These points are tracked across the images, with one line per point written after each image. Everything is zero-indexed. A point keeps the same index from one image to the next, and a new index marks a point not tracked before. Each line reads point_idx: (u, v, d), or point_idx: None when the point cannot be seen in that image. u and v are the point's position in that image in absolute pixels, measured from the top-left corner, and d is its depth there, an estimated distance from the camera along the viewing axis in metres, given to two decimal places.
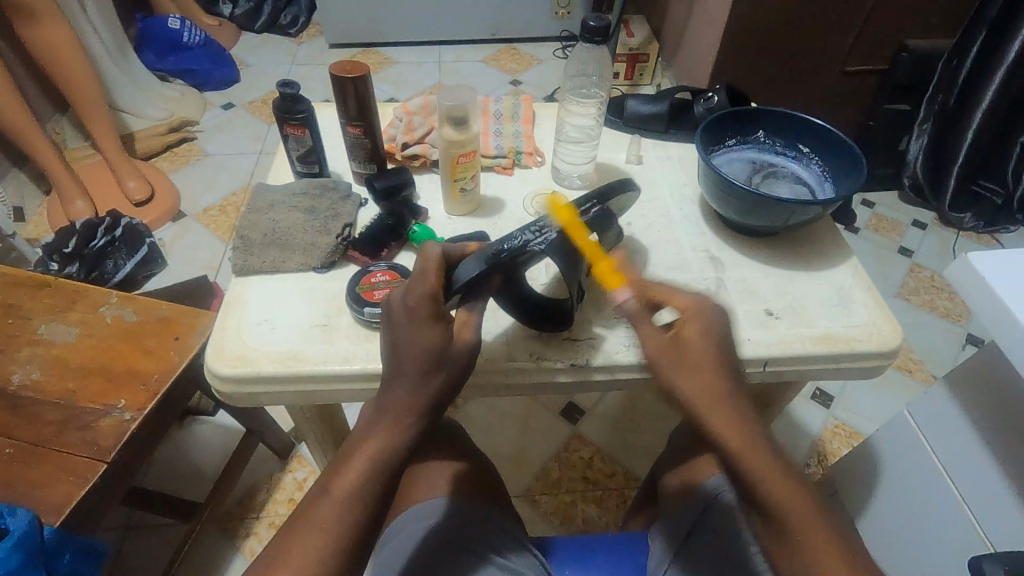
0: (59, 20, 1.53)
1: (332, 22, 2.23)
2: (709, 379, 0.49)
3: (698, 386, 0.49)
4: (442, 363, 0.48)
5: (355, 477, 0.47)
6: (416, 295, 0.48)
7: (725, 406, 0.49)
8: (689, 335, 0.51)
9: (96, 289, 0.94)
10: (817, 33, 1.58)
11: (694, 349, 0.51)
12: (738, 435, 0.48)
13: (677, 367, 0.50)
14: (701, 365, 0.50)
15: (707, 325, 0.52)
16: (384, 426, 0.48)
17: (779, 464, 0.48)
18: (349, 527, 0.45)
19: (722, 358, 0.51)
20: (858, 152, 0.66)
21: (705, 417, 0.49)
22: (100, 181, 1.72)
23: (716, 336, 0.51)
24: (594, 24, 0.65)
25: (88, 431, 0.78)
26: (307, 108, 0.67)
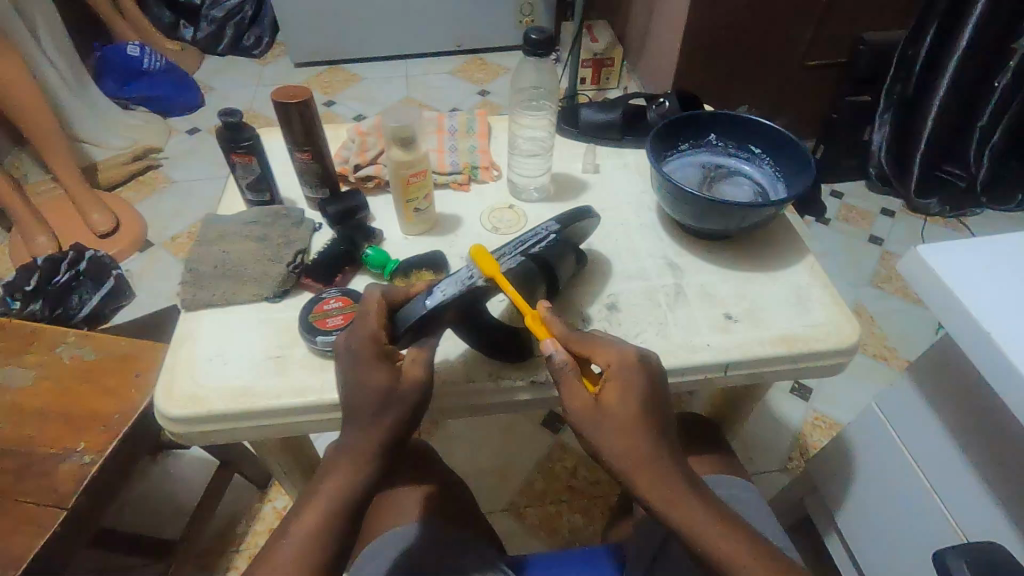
0: (12, 54, 1.50)
1: (295, 40, 2.21)
2: (628, 439, 0.48)
3: (619, 444, 0.48)
4: (392, 404, 0.48)
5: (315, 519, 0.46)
6: (361, 338, 0.49)
7: (648, 467, 0.48)
8: (611, 395, 0.49)
9: (53, 329, 0.91)
10: (774, 31, 1.60)
11: (615, 411, 0.49)
12: (660, 492, 0.48)
13: (597, 426, 0.49)
14: (621, 426, 0.49)
15: (629, 383, 0.50)
16: (340, 468, 0.47)
17: (705, 514, 0.48)
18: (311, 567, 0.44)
19: (647, 414, 0.49)
20: (808, 151, 0.66)
21: (626, 471, 0.49)
22: (62, 214, 1.68)
23: (640, 392, 0.49)
24: (536, 37, 0.65)
25: (46, 478, 0.75)
26: (252, 136, 0.66)
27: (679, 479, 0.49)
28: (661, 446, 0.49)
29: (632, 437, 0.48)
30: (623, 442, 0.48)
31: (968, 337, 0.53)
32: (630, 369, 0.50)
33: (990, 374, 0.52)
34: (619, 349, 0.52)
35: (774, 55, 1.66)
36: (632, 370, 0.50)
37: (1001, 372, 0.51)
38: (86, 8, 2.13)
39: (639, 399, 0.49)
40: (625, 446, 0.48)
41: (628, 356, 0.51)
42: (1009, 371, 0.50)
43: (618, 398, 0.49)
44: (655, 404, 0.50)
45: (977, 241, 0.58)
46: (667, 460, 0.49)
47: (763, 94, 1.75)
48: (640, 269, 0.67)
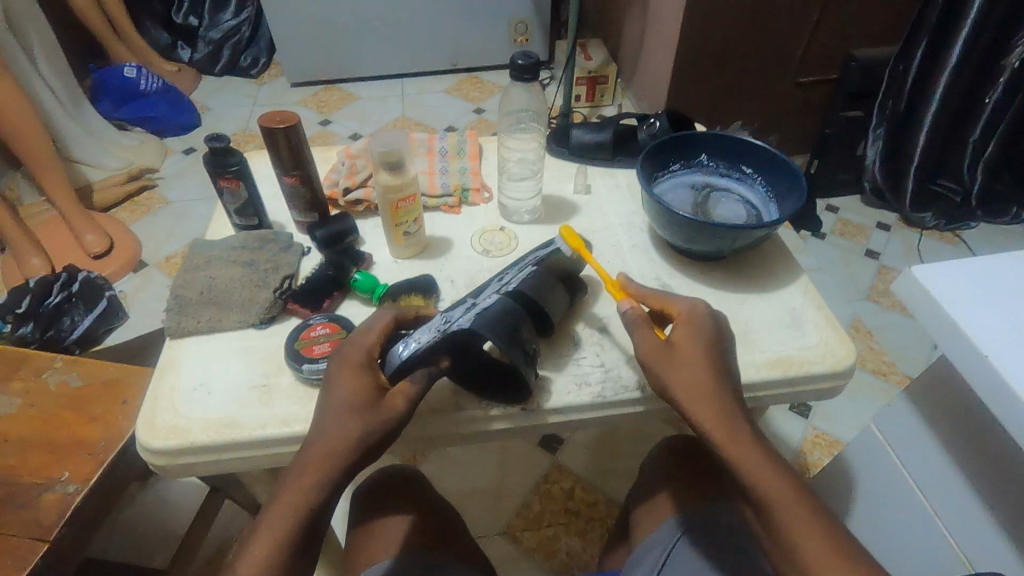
0: (7, 76, 1.50)
1: (291, 61, 2.23)
2: (694, 375, 0.51)
3: (684, 376, 0.51)
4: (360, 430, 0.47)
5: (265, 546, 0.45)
6: (360, 349, 0.51)
7: (716, 398, 0.50)
8: (680, 338, 0.53)
9: (39, 355, 0.90)
10: (765, 48, 1.61)
11: (685, 349, 0.52)
12: (716, 423, 0.49)
13: (664, 366, 0.52)
14: (691, 363, 0.52)
15: (695, 328, 0.54)
16: (296, 495, 0.46)
17: (763, 452, 0.49)
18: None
19: (714, 353, 0.52)
20: (799, 170, 0.66)
21: (688, 406, 0.50)
22: (56, 236, 1.67)
23: (708, 339, 0.53)
24: (523, 62, 0.65)
25: (29, 509, 0.73)
26: (240, 161, 0.66)
27: (737, 417, 0.50)
28: (725, 380, 0.51)
29: (696, 369, 0.51)
30: (688, 374, 0.51)
31: (962, 359, 0.53)
32: (698, 318, 0.55)
33: (984, 395, 0.51)
34: (691, 304, 0.56)
35: (767, 72, 1.67)
36: (701, 320, 0.54)
37: (997, 392, 0.50)
38: (83, 30, 2.14)
39: (705, 343, 0.53)
40: (689, 379, 0.51)
41: (698, 309, 0.55)
42: (1011, 397, 0.49)
43: (682, 341, 0.53)
44: (720, 344, 0.53)
45: (970, 263, 0.57)
46: (731, 401, 0.51)
47: (756, 109, 1.76)
48: None
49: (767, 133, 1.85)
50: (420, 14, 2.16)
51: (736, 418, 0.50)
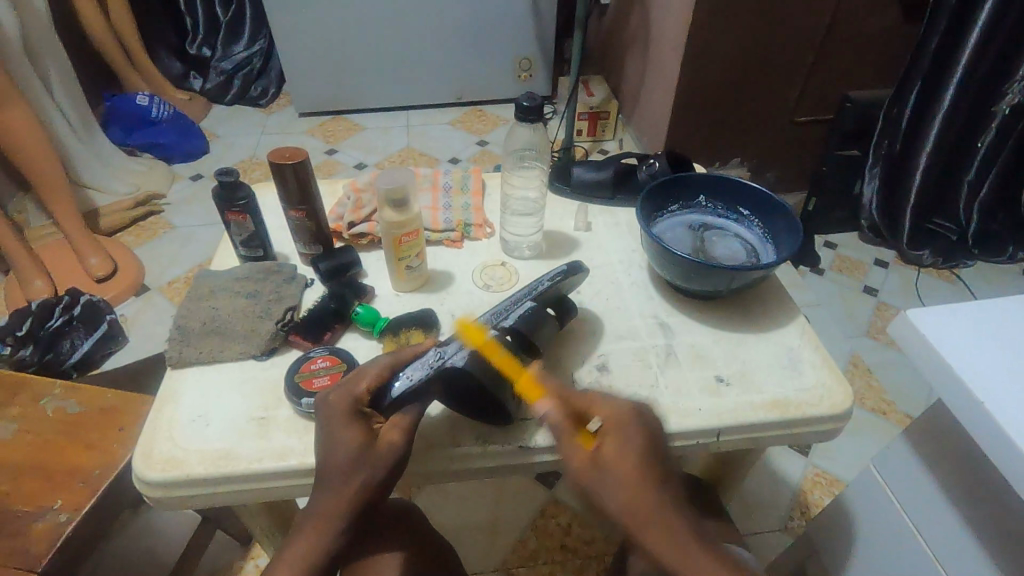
0: (22, 103, 1.53)
1: (300, 92, 2.28)
2: (634, 493, 0.46)
3: (624, 494, 0.46)
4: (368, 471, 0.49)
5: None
6: (348, 397, 0.51)
7: (663, 521, 0.46)
8: (609, 449, 0.48)
9: (38, 380, 0.90)
10: (762, 89, 1.66)
11: (618, 466, 0.47)
12: (673, 548, 0.45)
13: (599, 480, 0.47)
14: (625, 480, 0.47)
15: (626, 434, 0.49)
16: (303, 542, 0.47)
17: (729, 573, 0.44)
18: None
19: (647, 462, 0.48)
20: (795, 213, 0.67)
21: (634, 529, 0.46)
22: (60, 259, 1.69)
23: (636, 442, 0.49)
24: (527, 104, 0.67)
25: (19, 538, 0.73)
26: (248, 195, 0.67)
27: (691, 534, 0.46)
28: (666, 492, 0.47)
29: (634, 483, 0.47)
30: (627, 488, 0.46)
31: (958, 402, 0.53)
32: (627, 421, 0.51)
33: (980, 440, 0.51)
34: (612, 404, 0.52)
35: (764, 112, 1.71)
36: (631, 425, 0.51)
37: (991, 437, 0.50)
38: (99, 60, 2.21)
39: (635, 449, 0.48)
40: (630, 493, 0.46)
41: (622, 408, 0.52)
42: (1007, 443, 0.49)
43: (614, 451, 0.48)
44: (653, 449, 0.49)
45: (962, 306, 0.58)
46: (674, 512, 0.46)
47: (754, 147, 1.80)
48: (631, 329, 0.66)
49: (765, 170, 1.88)
50: (428, 49, 2.22)
51: (690, 536, 0.46)
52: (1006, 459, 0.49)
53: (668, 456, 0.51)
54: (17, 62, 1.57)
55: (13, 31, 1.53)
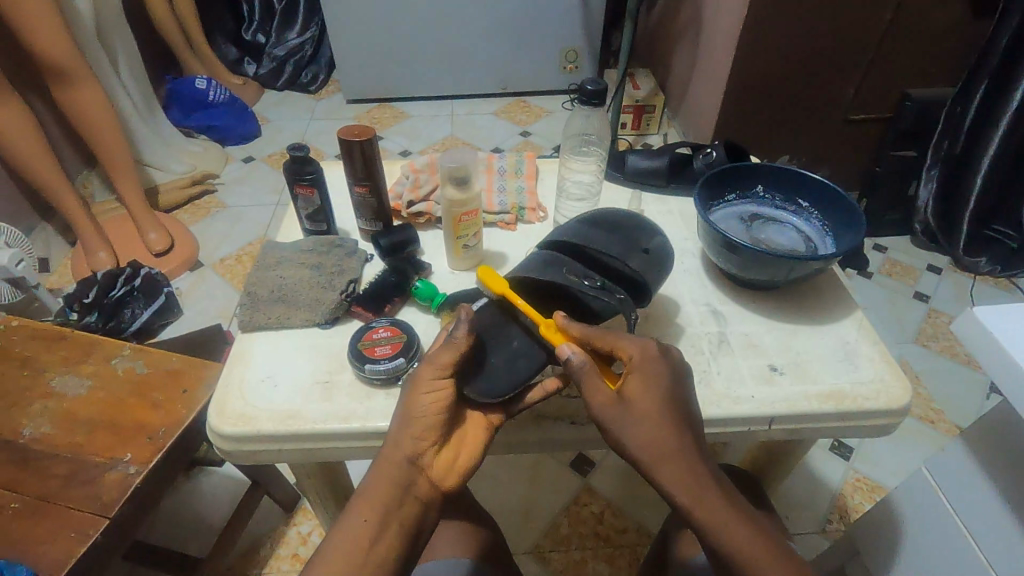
0: (93, 82, 1.60)
1: (349, 79, 2.33)
2: (655, 429, 0.47)
3: (645, 436, 0.47)
4: (411, 404, 0.51)
5: (345, 547, 0.45)
6: (405, 358, 0.54)
7: (678, 460, 0.47)
8: (635, 387, 0.48)
9: (109, 341, 0.96)
10: (817, 84, 1.62)
11: (640, 404, 0.47)
12: (686, 485, 0.47)
13: (624, 420, 0.47)
14: (647, 416, 0.47)
15: (651, 375, 0.49)
16: (374, 477, 0.48)
17: (733, 514, 0.47)
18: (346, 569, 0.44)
19: (670, 406, 0.48)
20: (858, 204, 0.66)
21: (654, 466, 0.47)
22: (123, 232, 1.77)
23: (664, 385, 0.49)
24: (592, 87, 0.68)
25: (94, 485, 0.78)
26: (316, 170, 0.70)
27: (703, 470, 0.47)
28: (688, 434, 0.48)
29: (656, 427, 0.47)
30: (649, 428, 0.47)
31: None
32: (653, 362, 0.50)
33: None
34: (641, 341, 0.51)
35: (817, 108, 1.67)
36: (656, 362, 0.50)
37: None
38: (161, 43, 2.29)
39: (665, 392, 0.48)
40: (650, 435, 0.47)
41: (650, 346, 0.51)
42: None
43: (636, 394, 0.48)
44: (677, 390, 0.49)
45: None
46: (693, 452, 0.47)
47: (805, 144, 1.76)
48: (684, 316, 0.67)
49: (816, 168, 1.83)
50: (475, 39, 2.24)
51: (702, 473, 0.47)
52: None
53: (693, 400, 0.51)
54: (89, 43, 1.65)
55: (87, 14, 1.61)
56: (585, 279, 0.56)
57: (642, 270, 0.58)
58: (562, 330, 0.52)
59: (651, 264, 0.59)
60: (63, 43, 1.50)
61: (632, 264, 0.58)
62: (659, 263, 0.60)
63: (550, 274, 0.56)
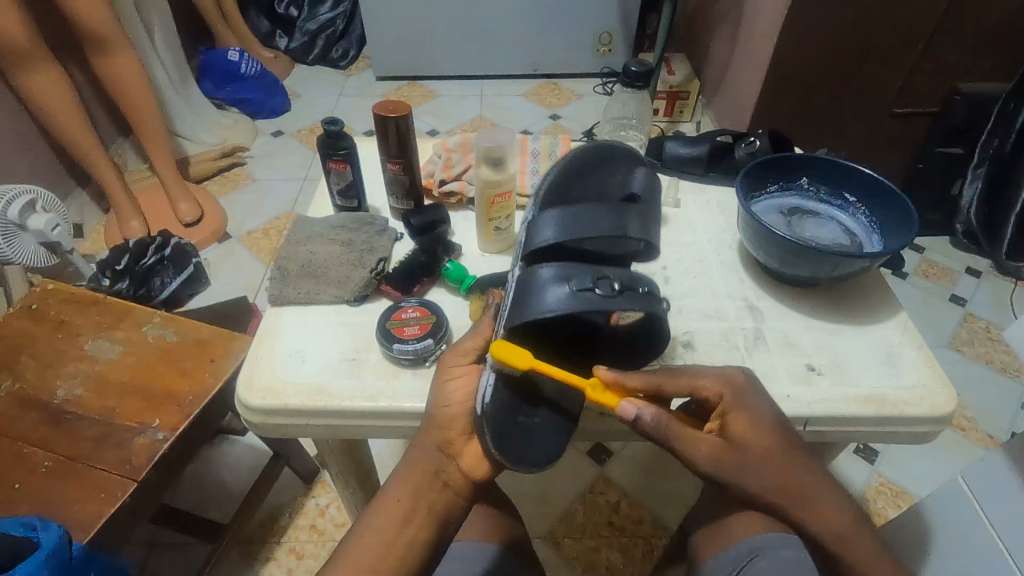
0: (129, 50, 1.61)
1: (379, 55, 2.32)
2: (768, 465, 0.49)
3: (761, 479, 0.49)
4: (442, 394, 0.52)
5: (372, 538, 0.47)
6: (450, 358, 0.53)
7: (806, 493, 0.50)
8: (739, 425, 0.50)
9: (140, 308, 0.97)
10: (863, 75, 1.56)
11: (750, 443, 0.49)
12: (818, 514, 0.50)
13: (739, 465, 0.49)
14: (762, 454, 0.49)
15: (749, 411, 0.51)
16: (402, 476, 0.50)
17: (860, 530, 0.50)
18: (371, 557, 0.46)
19: (777, 439, 0.50)
20: (910, 201, 0.63)
21: (789, 504, 0.50)
22: (154, 202, 1.80)
23: (764, 417, 0.50)
24: (637, 69, 0.65)
25: (123, 449, 0.79)
26: (350, 145, 0.70)
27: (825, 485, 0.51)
28: (800, 458, 0.51)
29: (769, 467, 0.49)
30: (771, 469, 0.49)
31: None
32: (743, 396, 0.51)
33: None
34: (719, 379, 0.52)
35: (861, 101, 1.61)
36: (745, 396, 0.51)
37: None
38: (196, 13, 2.30)
39: (767, 425, 0.50)
40: (772, 472, 0.49)
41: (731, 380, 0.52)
42: None
43: (739, 435, 0.50)
44: (777, 421, 0.51)
45: None
46: (807, 479, 0.50)
47: (846, 137, 1.69)
48: (719, 310, 0.65)
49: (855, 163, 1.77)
50: (509, 19, 2.21)
51: (830, 498, 0.51)
52: None
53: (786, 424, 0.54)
54: (126, 11, 1.66)
55: None
56: (598, 287, 0.48)
57: (644, 233, 0.52)
58: (613, 387, 0.51)
59: (643, 223, 0.53)
60: (100, 10, 1.51)
61: (632, 232, 0.52)
62: (650, 218, 0.54)
63: (559, 301, 0.48)
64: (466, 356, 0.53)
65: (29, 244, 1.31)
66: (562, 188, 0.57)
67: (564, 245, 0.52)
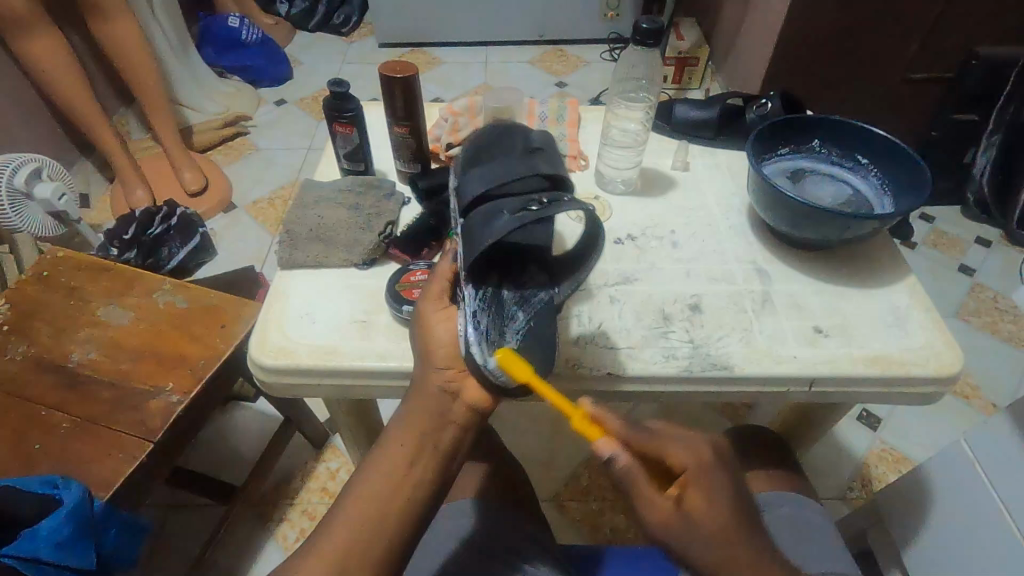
0: (128, 16, 1.58)
1: (383, 21, 2.27)
2: (721, 543, 0.43)
3: (710, 556, 0.43)
4: (430, 338, 0.52)
5: (377, 483, 0.45)
6: (427, 307, 0.53)
7: (757, 570, 0.43)
8: (697, 502, 0.43)
9: (150, 276, 0.98)
10: (879, 39, 1.52)
11: (703, 520, 0.42)
12: None
13: (688, 539, 0.43)
14: (712, 534, 0.43)
15: (713, 488, 0.43)
16: (408, 423, 0.48)
17: None
18: (380, 501, 0.45)
19: (738, 520, 0.43)
20: (923, 162, 0.62)
21: None
22: (159, 172, 1.79)
23: (727, 500, 0.43)
24: (647, 26, 0.64)
25: (137, 411, 0.81)
26: (356, 108, 0.69)
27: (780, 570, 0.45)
28: (750, 538, 0.44)
29: (721, 544, 0.43)
30: (719, 548, 0.43)
31: None
32: (712, 472, 0.43)
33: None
34: (691, 447, 0.44)
35: (876, 65, 1.57)
36: (715, 474, 0.43)
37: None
38: None
39: (725, 508, 0.43)
40: (720, 552, 0.43)
41: (704, 452, 0.44)
42: None
43: (693, 510, 0.43)
44: (740, 505, 0.43)
45: None
46: (763, 555, 0.44)
47: (859, 103, 1.66)
48: (728, 275, 0.64)
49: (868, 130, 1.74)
50: None
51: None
52: None
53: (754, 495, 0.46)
54: None
55: None
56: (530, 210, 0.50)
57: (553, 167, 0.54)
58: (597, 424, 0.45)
59: (549, 162, 0.56)
60: None
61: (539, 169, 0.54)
62: (553, 159, 0.57)
63: (501, 230, 0.49)
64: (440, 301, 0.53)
65: (36, 212, 1.32)
66: (471, 151, 0.58)
67: (486, 196, 0.53)
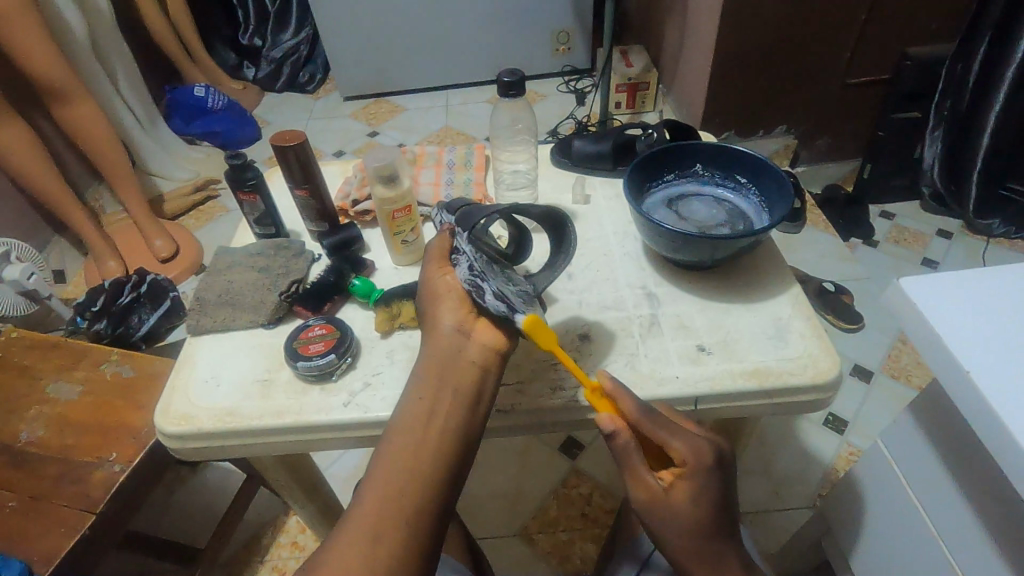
0: (90, 100, 1.66)
1: (343, 76, 2.35)
2: (691, 533, 0.48)
3: (684, 540, 0.48)
4: (436, 288, 0.56)
5: (412, 422, 0.49)
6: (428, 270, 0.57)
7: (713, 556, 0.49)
8: (683, 493, 0.48)
9: (99, 348, 1.01)
10: (807, 50, 1.57)
11: (687, 510, 0.48)
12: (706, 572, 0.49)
13: (663, 523, 0.48)
14: (685, 522, 0.48)
15: (707, 484, 0.48)
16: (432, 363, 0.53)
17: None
18: (423, 431, 0.48)
19: (716, 512, 0.48)
20: (789, 176, 0.65)
21: (679, 557, 0.49)
22: (130, 241, 1.85)
23: (712, 499, 0.48)
24: (508, 79, 0.68)
25: (82, 483, 0.83)
26: (255, 175, 0.75)
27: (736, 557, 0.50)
28: (719, 531, 0.49)
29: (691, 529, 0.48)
30: (685, 536, 0.48)
31: (953, 386, 0.49)
32: (708, 468, 0.48)
33: (996, 456, 0.46)
34: (693, 443, 0.49)
35: (809, 75, 1.62)
36: (707, 469, 0.48)
37: (1013, 455, 0.44)
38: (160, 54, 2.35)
39: (711, 500, 0.48)
40: (685, 540, 0.48)
41: (703, 450, 0.48)
42: (1000, 431, 0.45)
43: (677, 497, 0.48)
44: (723, 495, 0.49)
45: (971, 272, 0.54)
46: (722, 539, 0.49)
47: (798, 111, 1.71)
48: (618, 303, 0.67)
49: (813, 137, 1.77)
50: (466, 30, 2.25)
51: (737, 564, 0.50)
52: (997, 447, 0.45)
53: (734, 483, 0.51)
54: (84, 61, 1.70)
55: (82, 34, 1.66)
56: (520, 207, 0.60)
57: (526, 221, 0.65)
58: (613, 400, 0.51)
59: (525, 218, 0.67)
60: (60, 68, 1.56)
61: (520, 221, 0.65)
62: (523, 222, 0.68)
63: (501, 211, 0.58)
64: (442, 262, 0.57)
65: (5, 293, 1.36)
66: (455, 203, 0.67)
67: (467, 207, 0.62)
